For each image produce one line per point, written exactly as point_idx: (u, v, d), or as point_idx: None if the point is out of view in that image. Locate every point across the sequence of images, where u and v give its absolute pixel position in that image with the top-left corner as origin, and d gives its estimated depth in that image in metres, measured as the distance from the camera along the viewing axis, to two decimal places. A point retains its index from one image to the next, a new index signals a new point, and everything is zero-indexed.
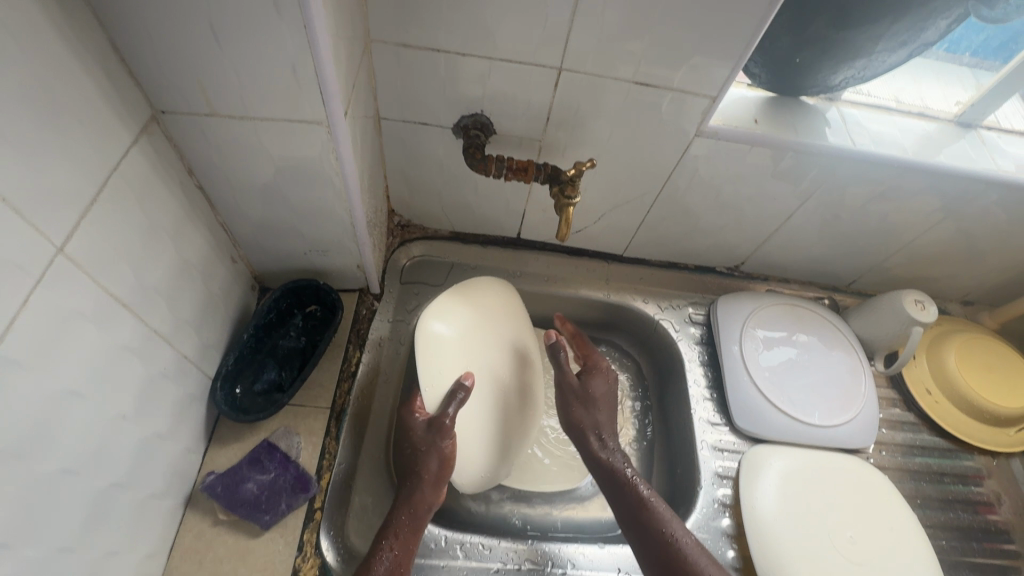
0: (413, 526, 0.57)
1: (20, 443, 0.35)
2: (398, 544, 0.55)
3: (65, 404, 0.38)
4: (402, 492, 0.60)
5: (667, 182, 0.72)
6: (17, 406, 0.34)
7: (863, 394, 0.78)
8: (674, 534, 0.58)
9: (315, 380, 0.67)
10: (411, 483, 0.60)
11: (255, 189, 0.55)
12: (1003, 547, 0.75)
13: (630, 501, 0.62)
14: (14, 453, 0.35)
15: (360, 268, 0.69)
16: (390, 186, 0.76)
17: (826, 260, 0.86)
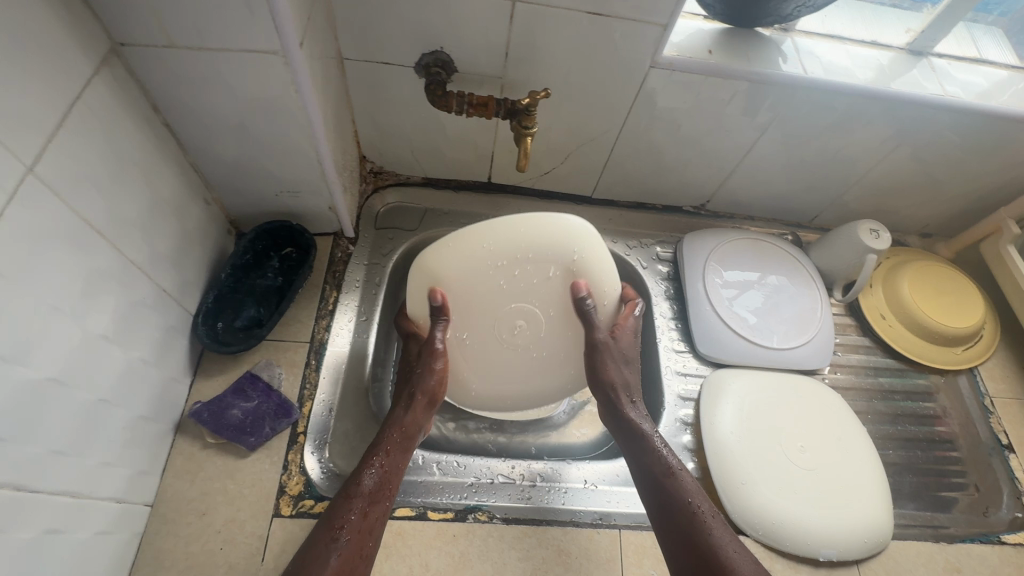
0: (401, 446, 0.59)
1: (5, 348, 0.38)
2: (388, 462, 0.57)
3: (44, 318, 0.41)
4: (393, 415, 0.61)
5: (629, 117, 0.74)
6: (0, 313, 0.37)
7: (818, 319, 0.82)
8: (696, 504, 0.58)
9: (294, 318, 0.70)
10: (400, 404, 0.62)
11: (222, 127, 0.57)
12: (947, 455, 0.80)
13: (653, 467, 0.60)
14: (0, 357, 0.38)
15: (333, 210, 0.72)
16: (360, 133, 0.78)
17: (788, 195, 0.89)
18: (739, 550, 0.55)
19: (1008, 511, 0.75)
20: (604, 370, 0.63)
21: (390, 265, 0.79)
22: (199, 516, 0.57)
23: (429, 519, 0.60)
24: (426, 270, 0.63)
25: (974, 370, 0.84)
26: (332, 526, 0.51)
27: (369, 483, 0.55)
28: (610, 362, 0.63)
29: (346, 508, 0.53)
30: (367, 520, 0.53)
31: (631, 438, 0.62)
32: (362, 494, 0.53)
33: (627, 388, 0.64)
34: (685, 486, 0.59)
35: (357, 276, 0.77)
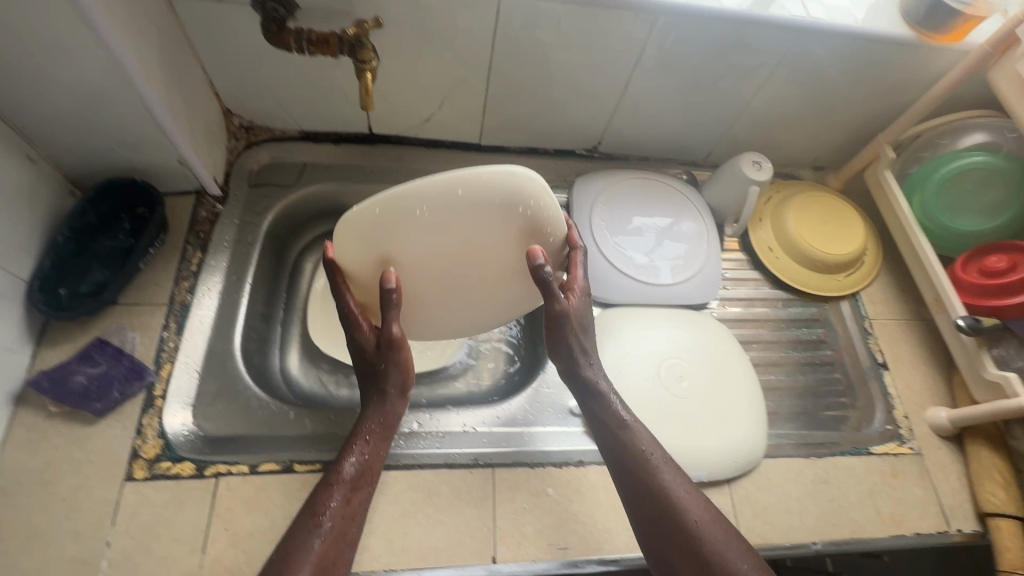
0: (383, 433, 0.56)
1: None
2: (368, 449, 0.55)
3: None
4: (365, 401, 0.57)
5: (494, 52, 0.71)
6: None
7: (705, 254, 0.83)
8: (651, 454, 0.57)
9: (151, 281, 0.67)
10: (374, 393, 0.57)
11: (21, 73, 0.52)
12: (829, 377, 0.82)
13: (609, 423, 0.59)
14: None
15: (183, 164, 0.68)
16: (215, 83, 0.73)
17: (677, 133, 0.89)
18: (693, 497, 0.55)
19: (878, 425, 0.77)
20: (562, 340, 0.58)
21: (263, 223, 0.76)
22: (42, 486, 0.55)
23: (295, 472, 0.60)
24: (358, 228, 0.53)
25: (857, 296, 0.87)
26: (311, 511, 0.50)
27: (347, 472, 0.53)
28: (569, 335, 0.57)
29: (326, 494, 0.51)
30: (348, 503, 0.51)
31: (587, 395, 0.60)
32: (342, 483, 0.52)
33: (584, 349, 0.60)
34: (641, 437, 0.58)
35: (226, 236, 0.73)
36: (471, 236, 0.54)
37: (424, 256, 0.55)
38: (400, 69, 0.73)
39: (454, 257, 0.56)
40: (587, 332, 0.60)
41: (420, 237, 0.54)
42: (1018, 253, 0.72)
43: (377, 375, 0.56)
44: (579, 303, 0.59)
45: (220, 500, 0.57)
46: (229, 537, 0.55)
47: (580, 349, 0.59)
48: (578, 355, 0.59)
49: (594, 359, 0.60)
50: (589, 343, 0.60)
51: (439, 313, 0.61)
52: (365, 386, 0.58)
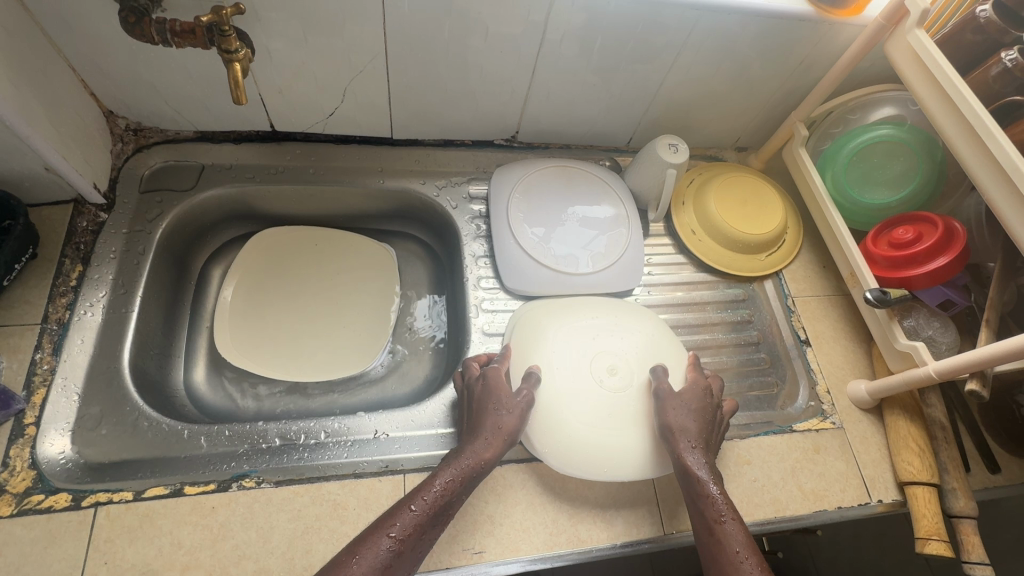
0: (473, 474, 0.55)
1: None
2: (453, 485, 0.54)
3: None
4: (471, 437, 0.58)
5: (388, 41, 0.68)
6: None
7: (626, 240, 0.82)
8: (742, 556, 0.51)
9: (22, 299, 0.62)
10: (483, 433, 0.58)
11: None
12: (754, 356, 0.82)
13: (705, 513, 0.56)
14: None
15: (50, 170, 0.63)
16: (90, 83, 0.68)
17: (594, 119, 0.87)
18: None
19: (802, 402, 0.78)
20: (662, 418, 0.62)
21: (153, 230, 0.71)
22: None
23: (185, 495, 0.56)
24: (527, 322, 0.73)
25: (779, 274, 0.88)
26: (381, 529, 0.49)
27: (428, 501, 0.52)
28: (677, 418, 0.62)
29: (402, 516, 0.51)
30: (416, 535, 0.50)
31: (686, 481, 0.58)
32: (423, 509, 0.51)
33: (686, 431, 0.61)
34: (734, 537, 0.53)
35: (112, 247, 0.69)
36: (610, 336, 0.74)
37: (575, 353, 0.72)
38: (291, 61, 0.69)
39: (598, 358, 0.71)
40: (698, 413, 0.62)
41: (572, 335, 0.73)
42: (925, 223, 0.72)
43: (493, 412, 0.59)
44: (696, 392, 0.64)
45: (99, 532, 0.53)
46: (108, 571, 0.51)
47: (685, 430, 0.61)
48: (681, 438, 0.60)
49: (699, 444, 0.60)
50: (697, 428, 0.61)
51: (582, 419, 0.66)
52: (472, 426, 0.59)
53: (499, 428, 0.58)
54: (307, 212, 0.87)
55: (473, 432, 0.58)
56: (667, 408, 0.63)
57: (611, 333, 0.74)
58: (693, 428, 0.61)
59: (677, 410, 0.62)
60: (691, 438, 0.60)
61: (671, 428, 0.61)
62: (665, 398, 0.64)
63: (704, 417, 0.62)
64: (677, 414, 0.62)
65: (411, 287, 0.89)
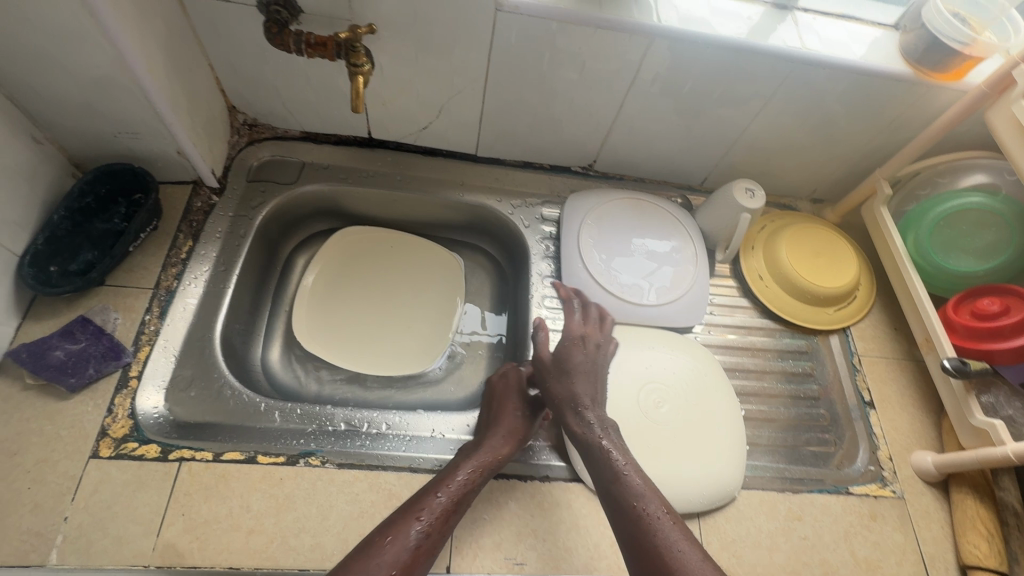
0: (493, 467, 0.60)
1: None
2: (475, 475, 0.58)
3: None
4: (486, 434, 0.62)
5: (490, 66, 0.73)
6: None
7: (692, 278, 0.83)
8: (644, 508, 0.53)
9: (140, 265, 0.69)
10: (499, 431, 0.63)
11: (25, 57, 0.55)
12: (813, 411, 0.80)
13: (604, 475, 0.57)
14: None
15: (182, 154, 0.70)
16: (221, 79, 0.76)
17: (672, 157, 0.89)
18: (688, 549, 0.48)
19: (861, 465, 0.75)
20: (554, 390, 0.66)
21: (255, 217, 0.78)
22: (10, 454, 0.56)
23: (257, 463, 0.60)
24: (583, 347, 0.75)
25: (845, 331, 0.86)
26: (411, 513, 0.52)
27: (453, 490, 0.55)
28: (556, 385, 0.66)
29: (428, 502, 0.53)
30: (443, 520, 0.53)
31: (585, 448, 0.61)
32: (448, 496, 0.54)
33: (571, 398, 0.65)
34: (633, 486, 0.55)
35: (219, 227, 0.75)
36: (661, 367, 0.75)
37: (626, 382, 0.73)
38: (398, 76, 0.74)
39: (647, 388, 0.73)
40: (581, 377, 0.66)
41: (624, 364, 0.75)
42: (1012, 297, 0.69)
43: (511, 414, 0.65)
44: (575, 351, 0.68)
45: (180, 484, 0.57)
46: (184, 522, 0.55)
47: (570, 398, 0.64)
48: (568, 407, 0.64)
49: (588, 406, 0.63)
50: (582, 392, 0.65)
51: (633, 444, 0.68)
52: (488, 426, 0.64)
53: (513, 427, 0.64)
54: (387, 215, 0.92)
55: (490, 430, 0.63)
56: (548, 380, 0.67)
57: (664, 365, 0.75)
58: (579, 395, 0.64)
59: (557, 378, 0.66)
60: (568, 399, 0.64)
61: (559, 398, 0.65)
62: (552, 366, 0.68)
63: (587, 378, 0.66)
64: (558, 384, 0.66)
65: (474, 298, 0.92)
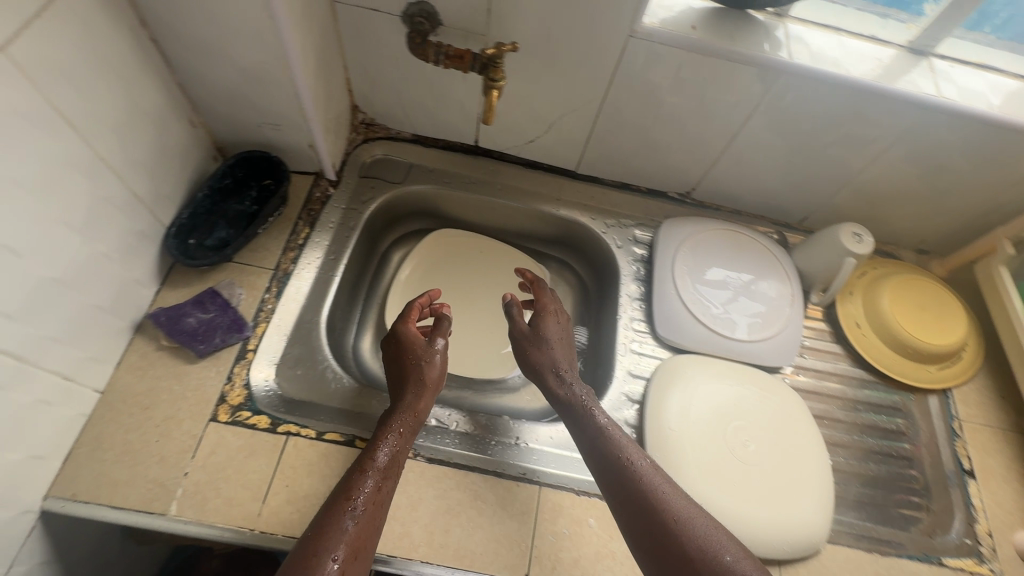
0: (413, 427, 0.61)
1: None
2: (399, 440, 0.59)
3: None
4: (398, 398, 0.62)
5: (609, 89, 0.74)
6: None
7: (787, 317, 0.81)
8: (630, 458, 0.59)
9: (263, 246, 0.74)
10: (410, 388, 0.63)
11: (203, 50, 0.60)
12: (904, 472, 0.76)
13: (588, 429, 0.63)
14: None
15: (312, 148, 0.75)
16: (351, 80, 0.80)
17: (774, 192, 0.88)
18: (673, 489, 0.57)
19: (955, 536, 0.71)
20: (535, 359, 0.72)
21: (364, 212, 0.82)
22: (143, 407, 0.61)
23: (355, 447, 0.63)
24: (669, 374, 0.75)
25: (944, 392, 0.81)
26: (343, 498, 0.52)
27: (379, 464, 0.56)
28: (538, 353, 0.73)
29: (361, 486, 0.53)
30: (377, 496, 0.54)
31: (568, 406, 0.67)
32: (376, 473, 0.55)
33: (551, 364, 0.71)
34: (618, 438, 0.62)
35: (332, 218, 0.80)
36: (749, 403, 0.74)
37: (712, 413, 0.72)
38: (517, 90, 0.77)
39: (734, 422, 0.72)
40: (558, 345, 0.73)
41: (710, 395, 0.74)
42: None
43: (415, 365, 0.65)
44: (551, 322, 0.74)
45: (287, 457, 0.61)
46: (287, 493, 0.59)
47: (551, 363, 0.71)
48: (549, 371, 0.71)
49: (564, 369, 0.70)
50: (560, 357, 0.72)
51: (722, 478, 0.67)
52: (398, 386, 0.64)
53: (423, 379, 0.64)
54: (480, 221, 0.95)
55: (401, 394, 0.63)
56: (527, 349, 0.73)
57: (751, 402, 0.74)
58: (557, 361, 0.71)
59: (538, 347, 0.73)
60: (547, 365, 0.71)
61: (539, 365, 0.71)
62: (534, 339, 0.74)
63: (563, 345, 0.73)
64: (539, 352, 0.72)
65: None
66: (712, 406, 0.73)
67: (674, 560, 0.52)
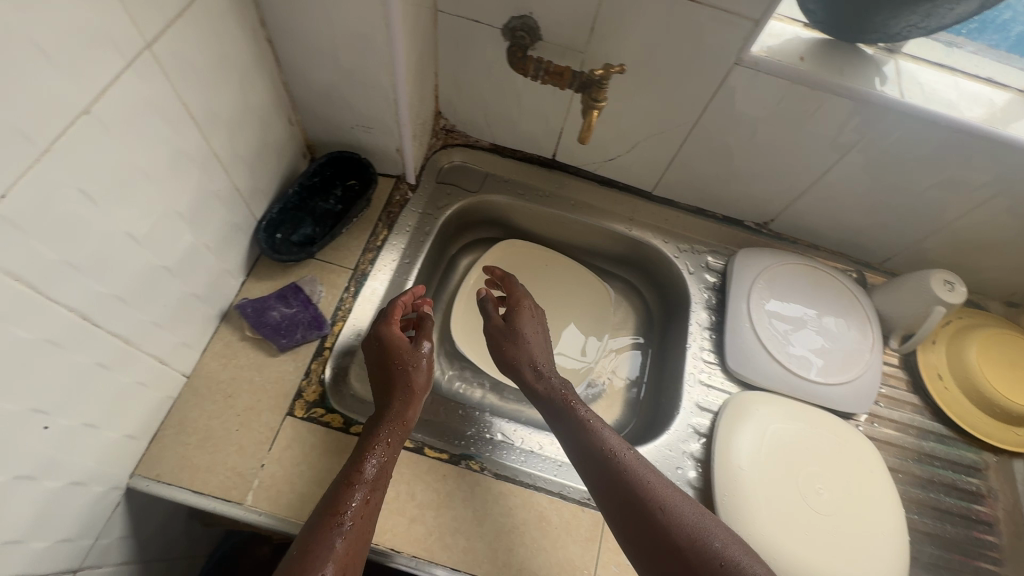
0: (401, 437, 0.59)
1: (113, 207, 0.45)
2: (387, 451, 0.57)
3: (126, 177, 0.45)
4: (386, 406, 0.60)
5: (703, 115, 0.73)
6: (111, 173, 0.43)
7: (865, 362, 0.78)
8: (613, 448, 0.59)
9: (344, 245, 0.75)
10: (399, 396, 0.60)
11: (315, 52, 0.61)
12: (984, 538, 0.72)
13: (568, 420, 0.62)
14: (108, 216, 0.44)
15: (399, 152, 0.76)
16: (439, 87, 0.81)
17: (859, 231, 0.85)
18: (660, 481, 0.57)
19: None
20: (510, 354, 0.70)
21: (440, 218, 0.82)
22: (225, 396, 0.62)
23: (425, 454, 0.63)
24: (740, 411, 0.72)
25: None
26: (331, 514, 0.50)
27: (368, 478, 0.54)
28: (515, 350, 0.70)
29: (348, 501, 0.52)
30: (365, 511, 0.52)
31: (550, 399, 0.65)
32: (365, 489, 0.53)
33: (529, 359, 0.69)
34: (599, 429, 0.61)
35: (409, 221, 0.81)
36: (821, 449, 0.71)
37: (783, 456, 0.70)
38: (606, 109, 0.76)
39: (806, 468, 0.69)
40: (534, 341, 0.71)
41: (781, 436, 0.71)
42: None
43: (402, 371, 0.61)
44: (525, 317, 0.72)
45: None
46: None
47: (527, 358, 0.69)
48: (527, 367, 0.69)
49: (540, 364, 0.69)
50: (537, 353, 0.70)
51: (795, 526, 0.65)
52: (385, 393, 0.61)
53: (411, 387, 0.61)
54: (548, 235, 0.95)
55: (387, 401, 0.60)
56: (501, 344, 0.71)
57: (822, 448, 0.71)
58: (531, 356, 0.69)
59: (512, 343, 0.71)
60: (521, 361, 0.69)
61: (516, 361, 0.70)
62: (510, 336, 0.71)
63: (539, 341, 0.71)
64: (514, 348, 0.71)
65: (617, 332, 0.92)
66: (784, 448, 0.70)
67: (662, 548, 0.53)
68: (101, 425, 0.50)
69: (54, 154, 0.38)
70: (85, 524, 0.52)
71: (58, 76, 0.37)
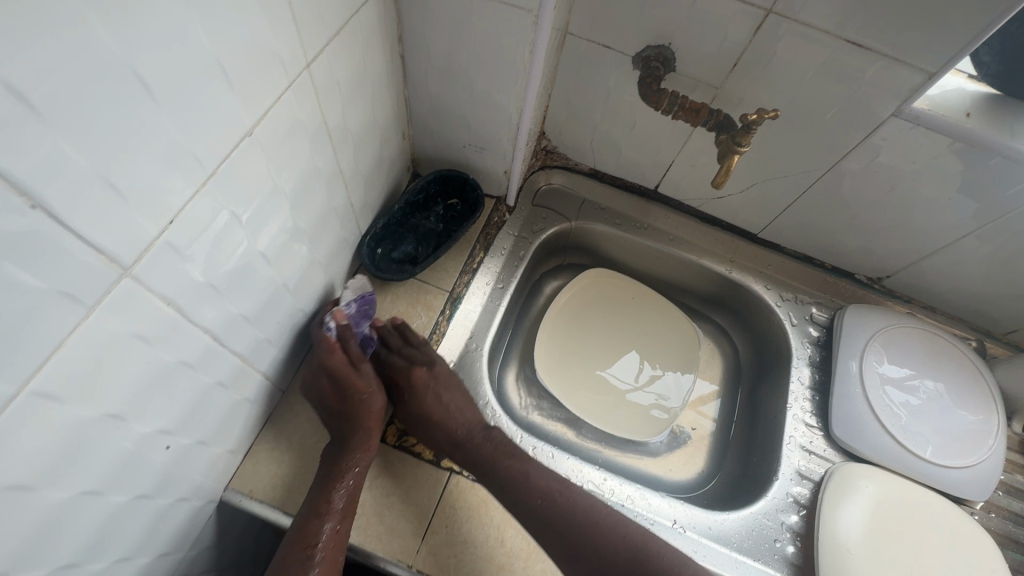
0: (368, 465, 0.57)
1: (252, 229, 0.43)
2: (355, 478, 0.54)
3: (267, 197, 0.44)
4: (349, 436, 0.56)
5: (838, 163, 0.68)
6: (256, 195, 0.42)
7: (989, 446, 0.71)
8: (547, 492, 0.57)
9: (441, 266, 0.73)
10: (359, 427, 0.58)
11: (445, 70, 0.59)
12: None
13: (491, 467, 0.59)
14: (248, 237, 0.43)
15: (506, 174, 0.73)
16: (549, 109, 0.78)
17: (989, 300, 0.77)
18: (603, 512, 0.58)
19: None
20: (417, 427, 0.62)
21: (536, 243, 0.79)
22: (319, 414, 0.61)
23: None
24: (841, 487, 0.67)
25: None
26: (300, 548, 0.50)
27: (337, 507, 0.52)
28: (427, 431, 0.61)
29: (318, 529, 0.51)
30: (337, 538, 0.51)
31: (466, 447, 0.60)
32: (337, 519, 0.51)
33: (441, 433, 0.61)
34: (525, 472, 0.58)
35: (505, 244, 0.78)
36: (933, 540, 0.65)
37: (888, 542, 0.64)
38: None
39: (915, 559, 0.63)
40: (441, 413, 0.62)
41: (884, 519, 0.65)
42: None
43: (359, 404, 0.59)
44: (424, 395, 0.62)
45: (449, 496, 0.59)
46: (446, 535, 0.57)
47: (435, 430, 0.61)
48: (441, 439, 0.61)
49: (451, 433, 0.61)
50: (451, 422, 0.62)
51: None
52: (342, 427, 0.57)
53: (370, 411, 0.59)
54: (638, 267, 0.91)
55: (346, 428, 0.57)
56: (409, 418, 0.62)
57: (932, 539, 0.65)
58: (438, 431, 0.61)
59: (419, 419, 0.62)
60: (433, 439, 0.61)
61: (430, 437, 0.61)
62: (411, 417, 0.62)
63: (450, 412, 0.62)
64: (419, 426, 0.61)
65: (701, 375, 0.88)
66: (895, 534, 0.64)
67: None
68: (210, 442, 0.49)
69: (216, 178, 0.36)
70: (183, 538, 0.51)
71: (235, 100, 0.36)
